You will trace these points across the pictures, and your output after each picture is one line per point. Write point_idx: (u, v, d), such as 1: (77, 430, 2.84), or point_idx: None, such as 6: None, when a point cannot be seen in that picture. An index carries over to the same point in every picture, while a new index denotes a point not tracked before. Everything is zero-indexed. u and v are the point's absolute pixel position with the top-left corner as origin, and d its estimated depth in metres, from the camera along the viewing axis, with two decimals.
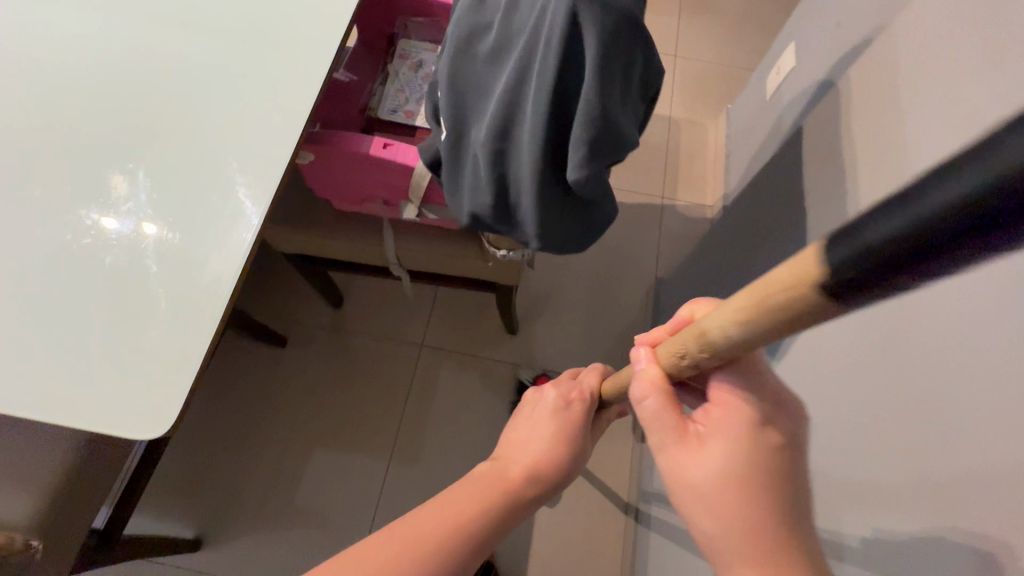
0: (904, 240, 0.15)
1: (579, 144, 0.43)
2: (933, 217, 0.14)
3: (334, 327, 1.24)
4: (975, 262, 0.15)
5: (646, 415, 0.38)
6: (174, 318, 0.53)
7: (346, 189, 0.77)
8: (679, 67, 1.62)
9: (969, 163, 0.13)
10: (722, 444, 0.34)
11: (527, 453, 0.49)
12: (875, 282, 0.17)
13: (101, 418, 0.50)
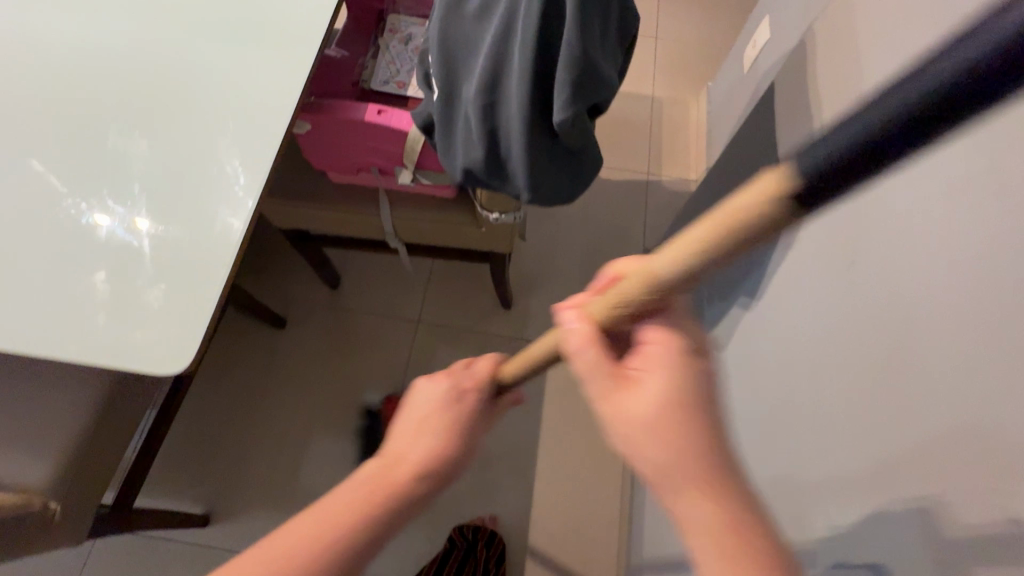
0: (964, 80, 0.15)
1: (562, 86, 0.46)
2: (938, 85, 0.15)
3: (332, 305, 1.27)
4: (954, 129, 0.16)
5: (583, 368, 0.35)
6: (189, 266, 0.55)
7: (342, 159, 0.80)
8: (659, 48, 1.66)
9: (983, 25, 0.14)
10: (658, 385, 0.32)
11: (417, 450, 0.43)
12: (861, 165, 0.18)
13: (123, 359, 0.52)
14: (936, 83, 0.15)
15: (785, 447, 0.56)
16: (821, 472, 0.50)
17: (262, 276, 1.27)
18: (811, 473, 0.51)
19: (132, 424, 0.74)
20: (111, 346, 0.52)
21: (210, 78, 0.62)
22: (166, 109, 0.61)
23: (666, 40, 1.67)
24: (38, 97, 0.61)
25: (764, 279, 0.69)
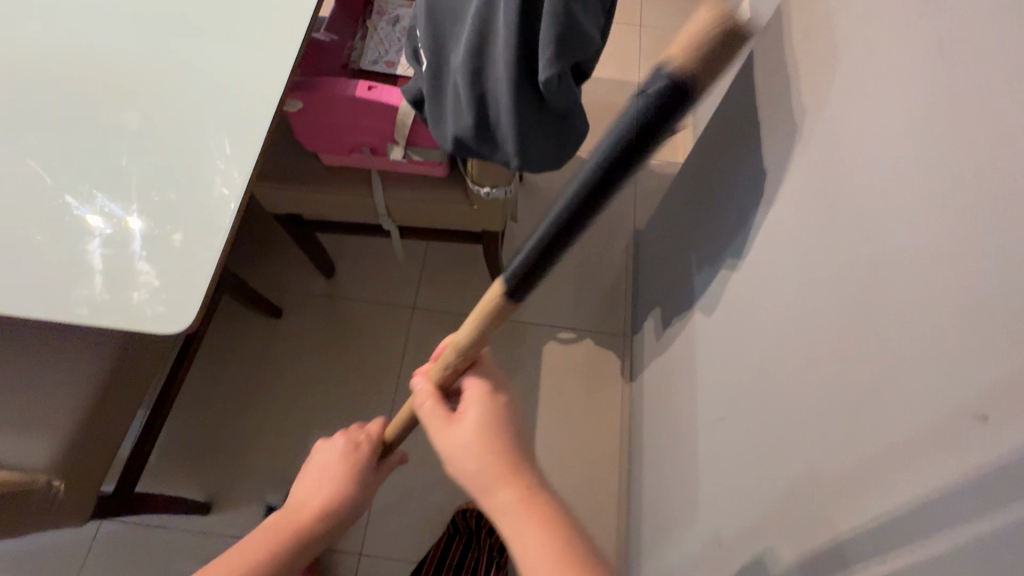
0: (640, 129, 0.25)
1: (547, 43, 0.48)
2: (629, 132, 0.25)
3: (327, 293, 1.27)
4: (647, 151, 0.26)
5: (425, 415, 0.49)
6: (190, 232, 0.56)
7: (334, 139, 0.81)
8: (644, 37, 1.69)
9: (635, 103, 0.24)
10: (472, 417, 0.46)
11: (316, 497, 0.53)
12: (611, 182, 0.28)
13: (123, 318, 0.52)
14: (625, 135, 0.25)
15: (770, 395, 0.58)
16: (804, 413, 0.51)
17: (257, 267, 1.27)
18: (794, 415, 0.53)
19: (133, 402, 0.75)
20: (114, 313, 0.52)
21: (202, 56, 0.64)
22: (158, 86, 0.62)
23: (650, 28, 1.70)
24: (30, 78, 0.62)
25: (747, 238, 0.71)
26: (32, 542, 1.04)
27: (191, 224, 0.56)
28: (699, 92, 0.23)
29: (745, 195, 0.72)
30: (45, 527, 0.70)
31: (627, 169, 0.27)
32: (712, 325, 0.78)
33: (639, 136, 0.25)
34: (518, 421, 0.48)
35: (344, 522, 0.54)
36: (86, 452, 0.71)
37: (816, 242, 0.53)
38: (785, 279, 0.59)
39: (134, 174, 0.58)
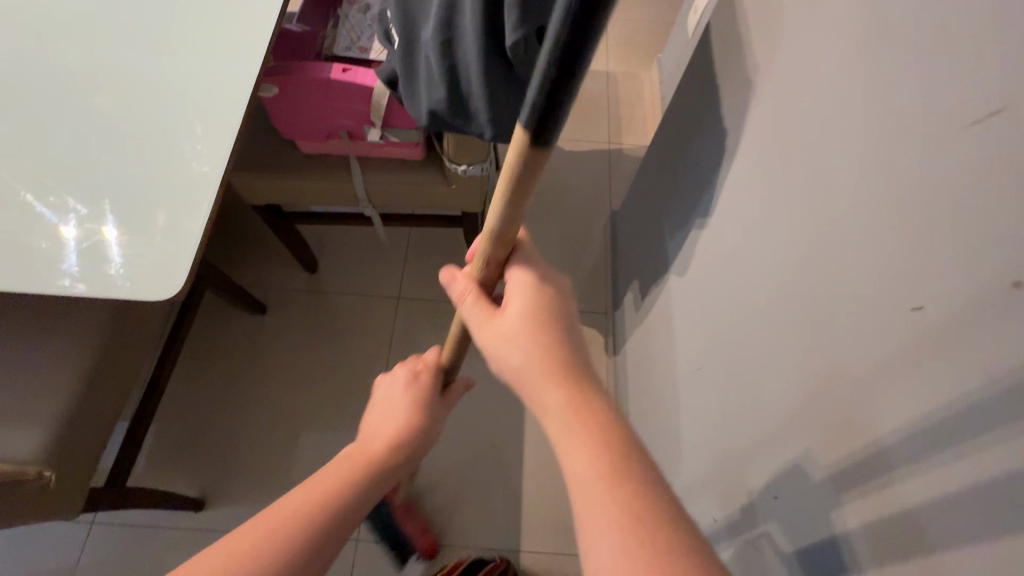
0: None
1: (512, 8, 0.51)
2: None
3: (311, 288, 1.28)
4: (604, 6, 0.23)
5: (467, 312, 0.46)
6: (169, 205, 0.57)
7: (311, 125, 0.83)
8: (611, 28, 1.74)
9: None
10: (517, 312, 0.43)
11: (384, 431, 0.54)
12: (572, 48, 0.25)
13: (107, 288, 0.53)
14: None
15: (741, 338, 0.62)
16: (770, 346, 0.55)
17: (239, 266, 1.28)
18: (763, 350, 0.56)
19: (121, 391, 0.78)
20: (87, 288, 0.53)
21: (179, 42, 0.65)
22: (135, 71, 0.63)
23: (616, 19, 1.76)
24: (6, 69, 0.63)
25: (712, 198, 0.75)
26: (19, 551, 1.02)
27: (169, 197, 0.57)
28: None
29: (708, 159, 0.76)
30: (33, 521, 0.69)
31: None
32: (688, 286, 0.82)
33: None
34: (568, 313, 0.44)
35: (415, 444, 0.56)
36: (75, 443, 0.72)
37: (774, 189, 0.57)
38: (751, 226, 0.63)
39: (115, 155, 0.59)
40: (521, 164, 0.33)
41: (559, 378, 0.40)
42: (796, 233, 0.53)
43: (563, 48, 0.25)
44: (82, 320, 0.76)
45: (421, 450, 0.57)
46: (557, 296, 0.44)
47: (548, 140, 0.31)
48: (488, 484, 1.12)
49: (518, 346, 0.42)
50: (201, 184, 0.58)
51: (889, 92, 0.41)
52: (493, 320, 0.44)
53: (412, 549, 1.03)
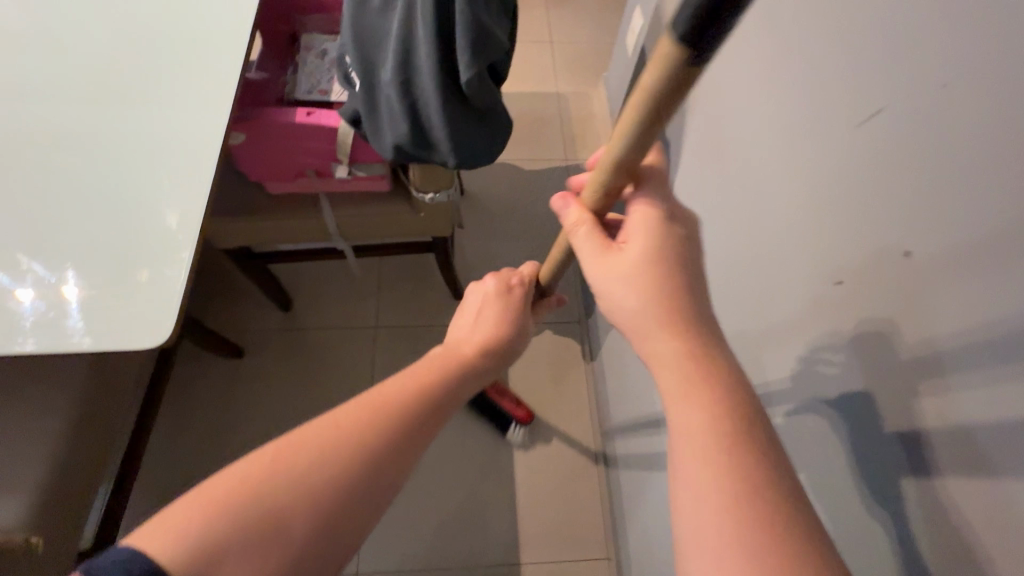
0: None
1: (463, 48, 0.56)
2: None
3: (287, 327, 1.29)
4: None
5: (580, 243, 0.48)
6: (132, 264, 0.58)
7: (279, 167, 0.86)
8: (556, 52, 1.85)
9: None
10: (640, 246, 0.44)
11: (471, 342, 0.58)
12: None
13: (95, 341, 0.55)
14: None
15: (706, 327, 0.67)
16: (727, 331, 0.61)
17: (213, 309, 1.27)
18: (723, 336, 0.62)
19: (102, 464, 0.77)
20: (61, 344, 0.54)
21: (144, 94, 0.68)
22: (105, 130, 0.65)
23: (560, 44, 1.86)
24: None
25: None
26: None
27: (130, 256, 0.58)
28: None
29: None
30: None
31: None
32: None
33: None
34: (691, 251, 0.45)
35: (495, 359, 0.59)
36: (59, 506, 0.70)
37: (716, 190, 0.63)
38: (704, 224, 0.69)
39: (92, 211, 0.60)
40: (630, 140, 0.39)
41: (676, 330, 0.41)
42: (740, 226, 0.59)
43: None
44: (59, 378, 0.75)
45: (505, 358, 0.61)
46: (680, 234, 0.45)
47: (659, 121, 0.36)
48: (483, 500, 1.13)
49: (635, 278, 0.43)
50: (165, 241, 0.59)
51: (801, 96, 0.48)
52: (608, 254, 0.46)
53: (511, 418, 1.16)
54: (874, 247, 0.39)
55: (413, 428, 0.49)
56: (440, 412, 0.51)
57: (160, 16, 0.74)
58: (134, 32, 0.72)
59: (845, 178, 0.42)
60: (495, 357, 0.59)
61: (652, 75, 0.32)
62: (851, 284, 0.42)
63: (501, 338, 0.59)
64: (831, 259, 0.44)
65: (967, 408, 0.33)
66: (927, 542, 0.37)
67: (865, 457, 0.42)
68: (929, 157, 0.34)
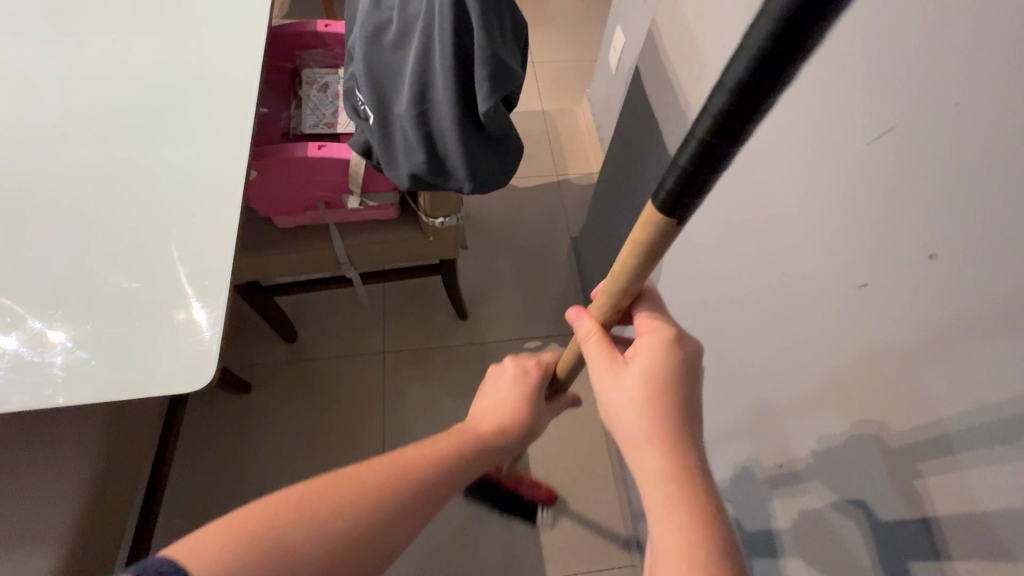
0: (736, 106, 0.26)
1: (482, 81, 0.58)
2: (725, 102, 0.26)
3: (294, 358, 1.28)
4: (749, 117, 0.26)
5: (591, 355, 0.55)
6: (152, 315, 0.59)
7: (289, 200, 0.86)
8: (539, 71, 1.90)
9: (733, 60, 0.24)
10: (645, 360, 0.51)
11: (492, 416, 0.63)
12: (717, 141, 0.28)
13: (141, 388, 0.56)
14: (727, 100, 0.26)
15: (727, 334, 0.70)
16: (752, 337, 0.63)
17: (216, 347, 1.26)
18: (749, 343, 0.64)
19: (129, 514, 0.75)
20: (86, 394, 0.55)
21: (164, 140, 0.69)
22: (126, 180, 0.66)
23: (541, 63, 1.92)
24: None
25: None
26: None
27: (146, 308, 0.59)
28: (813, 40, 0.22)
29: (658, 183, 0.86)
30: None
31: (771, 93, 0.25)
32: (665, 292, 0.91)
33: (745, 94, 0.25)
34: (686, 375, 0.52)
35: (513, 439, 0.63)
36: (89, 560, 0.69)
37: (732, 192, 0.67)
38: (714, 236, 0.72)
39: (122, 260, 0.61)
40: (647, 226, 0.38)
41: (664, 450, 0.48)
42: (756, 230, 0.62)
43: (696, 161, 0.30)
44: (80, 421, 0.74)
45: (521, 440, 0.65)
46: (681, 356, 0.52)
47: (678, 215, 0.35)
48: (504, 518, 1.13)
49: (632, 400, 0.50)
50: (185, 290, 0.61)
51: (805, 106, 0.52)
52: (616, 369, 0.53)
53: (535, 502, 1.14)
54: (888, 239, 0.43)
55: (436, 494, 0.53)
56: (455, 485, 0.55)
57: (172, 63, 0.76)
58: (148, 81, 0.74)
59: (855, 178, 0.46)
60: (510, 441, 0.63)
61: (673, 170, 0.32)
62: (871, 272, 0.45)
63: (519, 419, 0.64)
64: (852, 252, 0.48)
65: (995, 375, 0.36)
66: (980, 511, 0.39)
67: (906, 435, 0.44)
68: (935, 155, 0.38)
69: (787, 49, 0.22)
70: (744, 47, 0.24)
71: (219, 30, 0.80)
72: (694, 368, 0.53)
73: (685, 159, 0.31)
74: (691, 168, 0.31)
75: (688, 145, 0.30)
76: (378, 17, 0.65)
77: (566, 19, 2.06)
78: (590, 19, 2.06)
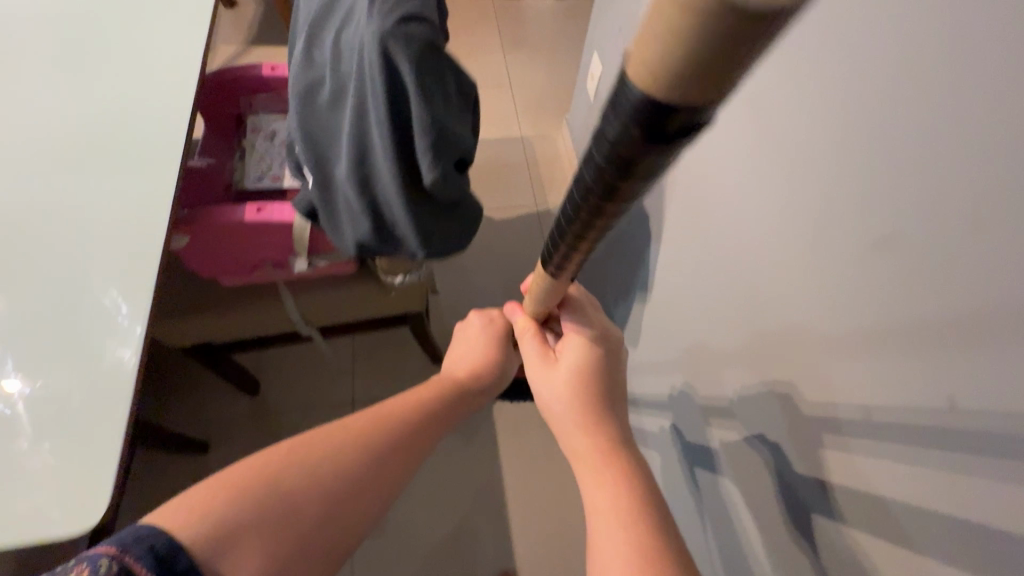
0: (621, 144, 0.25)
1: (424, 152, 0.51)
2: (614, 140, 0.26)
3: (256, 413, 1.19)
4: (639, 159, 0.26)
5: (528, 349, 0.69)
6: (119, 424, 0.54)
7: (231, 263, 0.79)
8: (517, 96, 1.84)
9: (614, 108, 0.24)
10: (571, 355, 0.65)
11: (467, 364, 0.73)
12: (613, 172, 0.28)
13: (27, 521, 0.50)
14: (614, 138, 0.25)
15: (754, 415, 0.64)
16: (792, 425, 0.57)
17: (172, 405, 1.17)
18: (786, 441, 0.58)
19: None
20: None
21: (71, 218, 0.62)
22: (21, 268, 0.59)
23: (519, 87, 1.87)
24: None
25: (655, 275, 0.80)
26: None
27: (110, 417, 0.54)
28: (686, 109, 0.22)
29: None
30: None
31: (655, 146, 0.24)
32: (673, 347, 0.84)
33: (628, 139, 0.25)
34: (604, 367, 0.65)
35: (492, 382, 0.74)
36: None
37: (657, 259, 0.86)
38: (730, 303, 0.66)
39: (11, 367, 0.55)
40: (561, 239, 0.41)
41: (587, 431, 0.61)
42: (759, 294, 0.59)
43: (595, 188, 0.30)
44: None
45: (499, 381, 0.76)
46: (601, 352, 0.65)
47: (589, 235, 0.38)
48: None
49: (558, 392, 0.64)
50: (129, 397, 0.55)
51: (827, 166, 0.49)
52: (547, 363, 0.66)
53: None
54: (913, 327, 0.41)
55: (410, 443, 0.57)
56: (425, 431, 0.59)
57: (89, 121, 0.68)
58: (73, 141, 0.67)
59: (887, 263, 0.43)
60: (486, 384, 0.72)
61: (568, 200, 0.35)
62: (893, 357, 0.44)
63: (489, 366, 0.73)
64: (872, 330, 0.45)
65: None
66: None
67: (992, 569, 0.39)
68: None
69: (661, 107, 0.22)
70: (625, 102, 0.23)
71: (154, 80, 0.73)
72: (612, 357, 0.66)
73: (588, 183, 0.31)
74: (594, 192, 0.31)
75: (589, 172, 0.30)
76: (313, 75, 0.57)
77: (544, 41, 2.01)
78: (568, 40, 2.01)
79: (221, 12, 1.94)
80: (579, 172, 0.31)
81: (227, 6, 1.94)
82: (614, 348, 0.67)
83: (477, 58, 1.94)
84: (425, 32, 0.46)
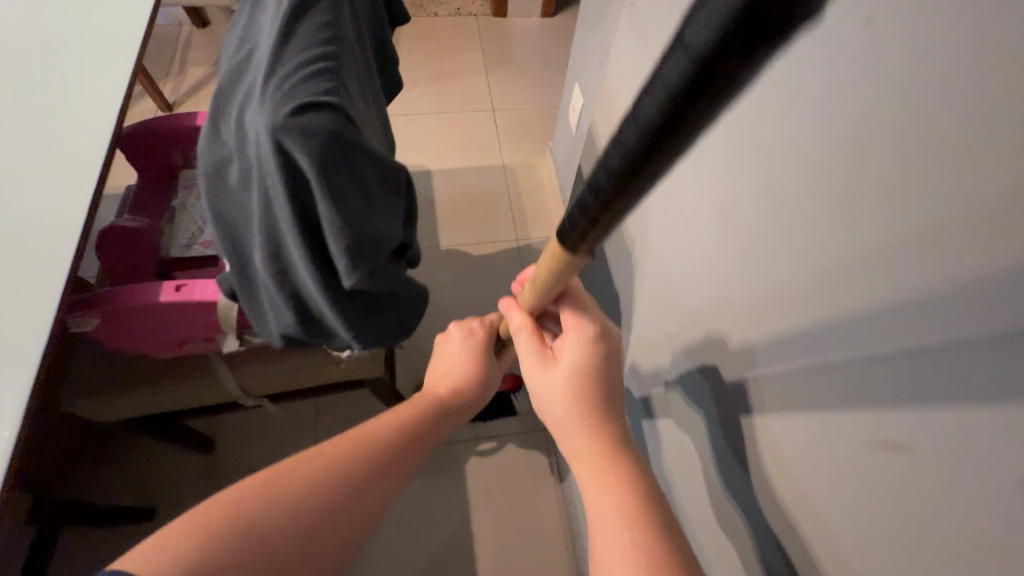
0: (713, 51, 0.18)
1: (339, 254, 0.43)
2: (702, 49, 0.18)
3: (209, 476, 1.10)
4: (732, 74, 0.19)
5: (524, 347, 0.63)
6: None
7: (155, 339, 0.70)
8: (500, 120, 1.77)
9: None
10: (574, 351, 0.60)
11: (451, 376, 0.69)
12: (685, 107, 0.20)
13: None
14: (705, 44, 0.18)
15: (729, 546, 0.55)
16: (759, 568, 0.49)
17: (114, 470, 1.08)
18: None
19: None
20: None
21: None
22: None
23: (503, 111, 1.79)
24: None
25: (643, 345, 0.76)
26: None
27: None
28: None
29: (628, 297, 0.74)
30: None
31: (768, 47, 0.17)
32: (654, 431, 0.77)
33: (737, 35, 0.17)
34: (607, 370, 0.60)
35: (474, 392, 0.70)
36: None
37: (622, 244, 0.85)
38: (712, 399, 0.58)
39: None
40: (584, 221, 0.34)
41: (590, 431, 0.55)
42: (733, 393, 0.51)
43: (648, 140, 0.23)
44: None
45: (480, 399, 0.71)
46: (606, 353, 0.61)
47: (612, 209, 0.30)
48: None
49: (562, 395, 0.58)
50: None
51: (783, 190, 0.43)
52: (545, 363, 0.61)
53: (504, 391, 1.21)
54: (880, 436, 0.35)
55: (402, 451, 0.58)
56: (417, 441, 0.60)
57: None
58: None
59: (846, 361, 0.36)
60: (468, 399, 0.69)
61: (603, 168, 0.27)
62: (878, 501, 0.35)
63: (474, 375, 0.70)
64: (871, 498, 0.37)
65: None
66: None
67: None
68: None
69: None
70: None
71: (68, 151, 0.68)
72: (613, 357, 0.62)
73: (635, 134, 0.23)
74: (644, 145, 0.23)
75: (642, 118, 0.22)
76: (221, 150, 0.49)
77: (530, 61, 1.93)
78: (554, 60, 1.94)
79: (192, 32, 1.86)
80: (626, 124, 0.24)
81: (198, 26, 1.86)
82: (614, 346, 0.63)
83: (460, 79, 1.86)
84: (327, 124, 0.38)
